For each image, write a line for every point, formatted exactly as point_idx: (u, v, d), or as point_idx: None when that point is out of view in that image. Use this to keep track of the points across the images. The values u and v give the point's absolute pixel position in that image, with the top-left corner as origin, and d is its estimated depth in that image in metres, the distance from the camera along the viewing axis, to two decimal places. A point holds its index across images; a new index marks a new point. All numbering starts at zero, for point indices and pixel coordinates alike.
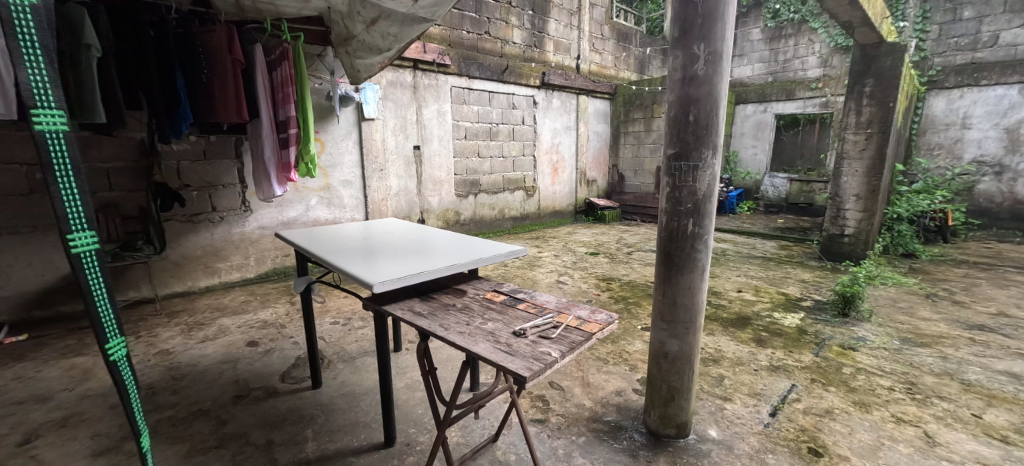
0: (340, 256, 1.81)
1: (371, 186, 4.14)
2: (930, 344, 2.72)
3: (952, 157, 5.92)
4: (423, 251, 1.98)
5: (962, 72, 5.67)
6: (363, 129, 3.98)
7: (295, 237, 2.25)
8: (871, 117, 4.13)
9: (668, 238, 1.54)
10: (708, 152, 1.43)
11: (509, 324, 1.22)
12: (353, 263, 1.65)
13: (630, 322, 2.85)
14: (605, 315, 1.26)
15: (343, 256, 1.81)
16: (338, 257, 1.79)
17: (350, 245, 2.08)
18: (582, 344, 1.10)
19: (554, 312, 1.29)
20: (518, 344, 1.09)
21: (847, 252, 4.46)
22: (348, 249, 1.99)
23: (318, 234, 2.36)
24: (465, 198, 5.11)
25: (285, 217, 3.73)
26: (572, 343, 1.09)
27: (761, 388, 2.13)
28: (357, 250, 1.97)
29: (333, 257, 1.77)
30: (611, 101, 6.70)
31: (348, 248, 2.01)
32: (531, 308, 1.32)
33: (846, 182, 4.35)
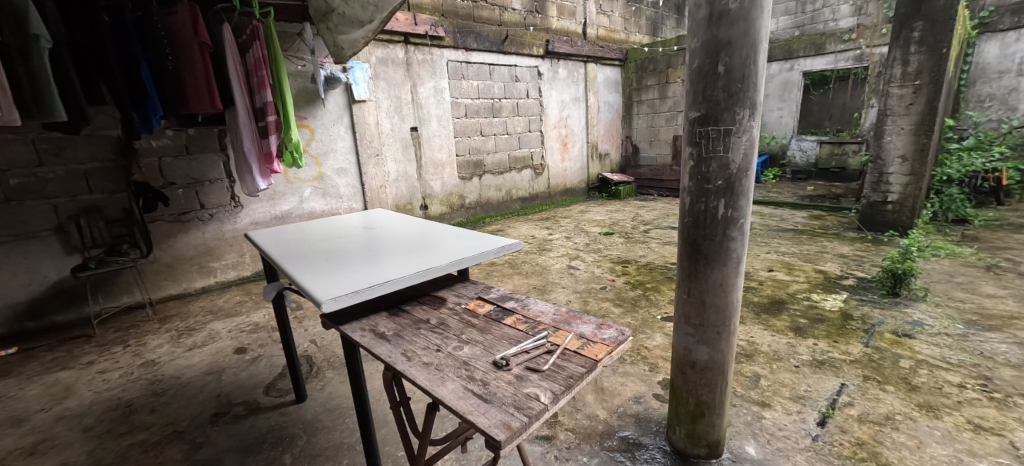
0: (303, 263, 1.55)
1: (367, 173, 3.88)
2: (1000, 327, 2.37)
3: (1007, 108, 5.30)
4: (403, 250, 1.71)
5: (1020, 12, 5.03)
6: (354, 112, 3.69)
7: (267, 240, 2.01)
8: (921, 66, 3.63)
9: (693, 225, 1.25)
10: (745, 111, 1.11)
11: (492, 348, 0.95)
12: (313, 273, 1.40)
13: (649, 311, 2.55)
14: (614, 331, 0.98)
15: (307, 263, 1.55)
16: (301, 264, 1.53)
17: (323, 247, 1.83)
18: (581, 378, 0.83)
19: (550, 327, 1.02)
20: (498, 381, 0.83)
21: (891, 221, 4.04)
22: (319, 252, 1.73)
23: (293, 235, 2.12)
24: (469, 180, 4.83)
25: (278, 212, 3.47)
26: (569, 378, 0.83)
27: (804, 390, 1.84)
28: (328, 253, 1.72)
29: (295, 265, 1.52)
30: (622, 68, 6.24)
31: (319, 251, 1.75)
32: (521, 322, 1.05)
33: (890, 142, 3.89)
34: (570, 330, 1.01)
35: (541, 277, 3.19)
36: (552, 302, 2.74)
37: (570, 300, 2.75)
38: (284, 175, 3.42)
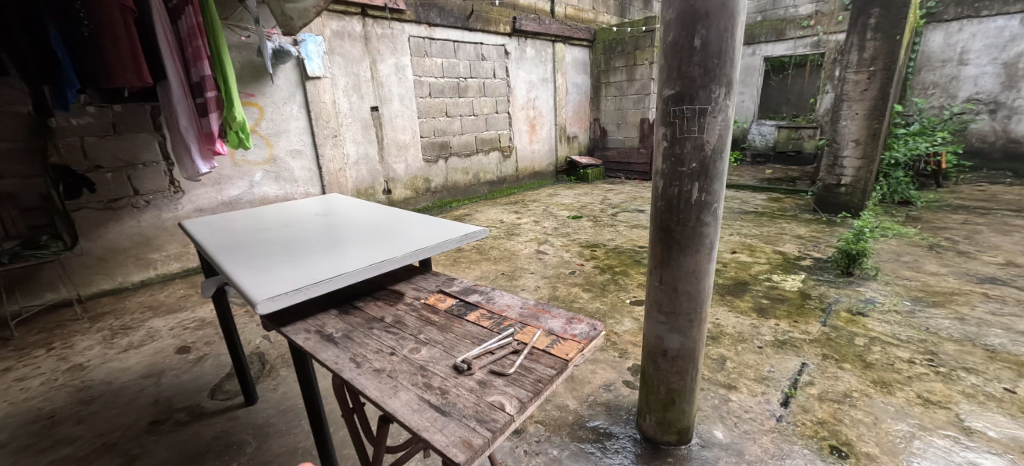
0: (242, 257, 1.40)
1: (325, 155, 3.65)
2: (943, 303, 2.50)
3: (947, 96, 5.59)
4: (356, 239, 1.59)
5: (963, 3, 5.28)
6: (308, 89, 3.45)
7: (203, 231, 1.81)
8: (876, 53, 3.74)
9: (666, 209, 1.19)
10: (721, 90, 1.05)
11: (454, 349, 0.86)
12: (251, 268, 1.25)
13: (617, 296, 2.53)
14: (585, 326, 0.92)
15: (247, 256, 1.40)
16: (239, 258, 1.38)
17: (268, 237, 1.67)
18: (550, 383, 0.76)
19: (517, 323, 0.94)
20: (458, 389, 0.75)
21: (844, 203, 4.21)
22: (262, 243, 1.57)
23: (234, 224, 1.92)
24: (434, 163, 4.66)
25: (225, 197, 3.20)
26: (536, 384, 0.76)
27: (768, 371, 1.87)
28: (272, 244, 1.56)
29: (230, 260, 1.36)
30: (590, 49, 6.16)
31: (261, 242, 1.59)
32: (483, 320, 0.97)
33: (846, 126, 4.01)
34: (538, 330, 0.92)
35: (509, 263, 3.11)
36: (521, 288, 2.68)
37: (539, 286, 2.70)
38: (231, 156, 3.15)
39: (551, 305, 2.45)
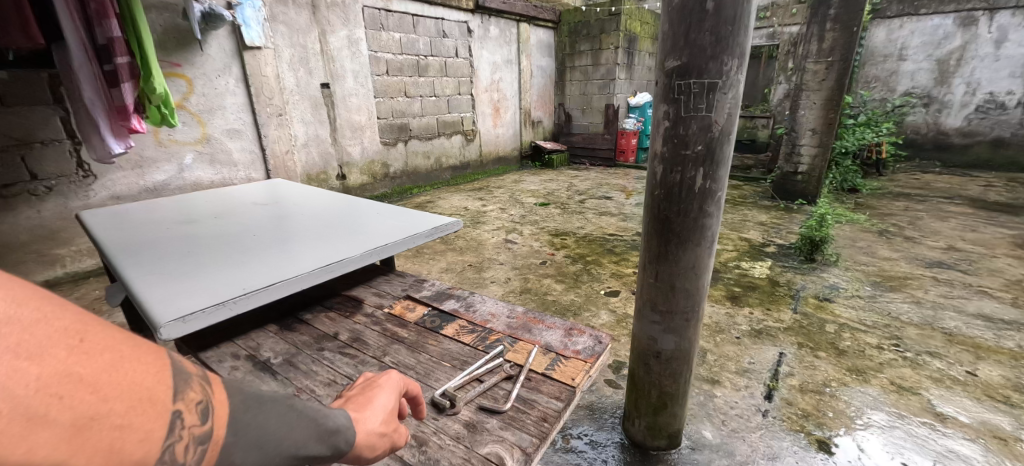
0: (147, 255, 1.21)
1: (268, 135, 3.30)
2: (899, 288, 2.58)
3: (887, 89, 5.87)
4: (287, 230, 1.42)
5: (904, 1, 5.53)
6: (246, 60, 3.07)
7: (103, 223, 1.55)
8: (834, 44, 3.79)
9: (665, 198, 1.07)
10: (733, 61, 0.92)
11: (429, 374, 0.98)
12: (156, 272, 1.09)
13: (592, 286, 2.43)
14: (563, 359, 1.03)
15: (153, 254, 1.21)
16: (142, 256, 1.20)
17: (183, 229, 1.46)
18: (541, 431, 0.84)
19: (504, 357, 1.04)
20: (455, 440, 0.81)
21: (800, 190, 4.33)
22: (174, 237, 1.37)
23: (144, 214, 1.67)
24: (393, 146, 4.37)
25: (149, 183, 2.80)
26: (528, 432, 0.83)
27: (748, 362, 1.83)
28: (187, 238, 1.36)
29: (131, 260, 1.17)
30: (555, 31, 5.98)
31: (174, 235, 1.39)
32: (474, 334, 1.12)
33: (804, 115, 4.09)
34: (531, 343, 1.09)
35: (476, 253, 2.93)
36: (490, 280, 2.52)
37: (510, 278, 2.55)
38: (154, 134, 2.74)
39: (524, 297, 2.31)
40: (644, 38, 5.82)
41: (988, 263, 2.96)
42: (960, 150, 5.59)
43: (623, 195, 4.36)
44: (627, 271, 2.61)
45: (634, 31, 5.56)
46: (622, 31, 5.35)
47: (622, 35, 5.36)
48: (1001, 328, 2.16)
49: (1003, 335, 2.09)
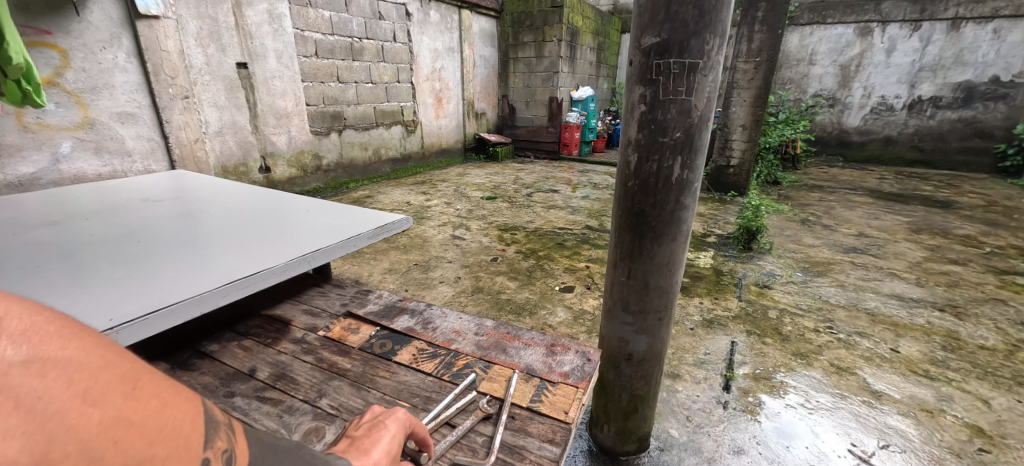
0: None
1: (172, 120, 2.85)
2: (825, 273, 2.76)
3: (801, 90, 6.39)
4: (178, 234, 1.19)
5: (814, 10, 6.02)
6: (140, 31, 2.61)
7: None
8: (761, 45, 3.97)
9: (639, 189, 0.98)
10: (715, 40, 0.85)
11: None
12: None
13: (546, 282, 2.35)
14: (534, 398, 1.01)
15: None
16: None
17: (36, 233, 1.17)
18: None
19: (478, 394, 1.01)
20: None
21: (732, 182, 4.57)
22: (22, 243, 1.10)
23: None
24: (326, 135, 4.01)
25: (14, 176, 2.29)
26: None
27: (704, 353, 1.84)
28: (40, 245, 1.10)
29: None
30: (497, 21, 5.83)
31: (22, 242, 1.11)
32: (444, 358, 1.12)
33: (735, 112, 4.28)
34: (511, 368, 1.09)
35: (422, 251, 2.74)
36: (438, 280, 2.35)
37: (460, 277, 2.40)
38: (16, 117, 2.24)
39: (476, 297, 2.18)
40: (585, 32, 5.85)
41: (892, 247, 3.28)
42: (858, 146, 6.22)
43: (569, 188, 4.35)
44: (580, 265, 2.56)
45: (575, 25, 5.57)
46: (564, 24, 5.33)
47: (564, 28, 5.34)
48: (912, 306, 2.38)
49: (915, 313, 2.30)
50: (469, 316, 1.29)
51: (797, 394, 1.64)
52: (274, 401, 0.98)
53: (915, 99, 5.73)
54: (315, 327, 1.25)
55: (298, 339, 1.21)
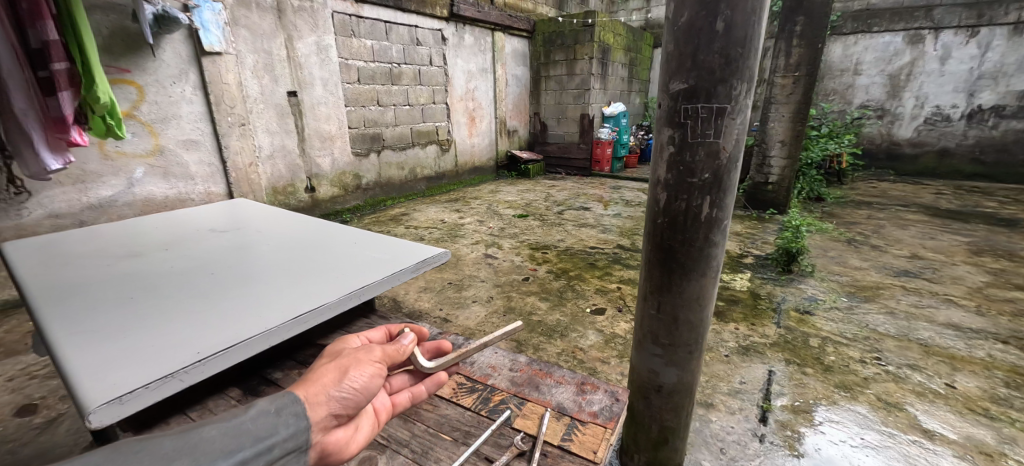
0: (80, 307, 1.09)
1: (230, 147, 3.09)
2: (873, 298, 2.63)
3: (845, 102, 6.14)
4: (239, 267, 1.31)
5: (858, 18, 5.79)
6: (204, 66, 2.87)
7: (29, 260, 1.39)
8: (800, 59, 3.86)
9: (669, 226, 1.01)
10: (743, 85, 0.88)
11: (426, 453, 1.01)
12: (92, 331, 0.98)
13: (576, 304, 2.36)
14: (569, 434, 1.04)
15: (87, 305, 1.10)
16: (75, 309, 1.07)
17: (122, 268, 1.33)
18: None
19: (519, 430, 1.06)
20: None
21: (772, 200, 4.39)
22: (112, 278, 1.25)
23: (80, 245, 1.52)
24: (366, 157, 4.21)
25: (94, 199, 2.54)
26: None
27: (739, 382, 1.82)
28: (128, 280, 1.24)
29: (60, 315, 1.05)
30: (529, 40, 5.96)
31: (112, 277, 1.26)
32: (482, 392, 1.18)
33: (773, 127, 4.13)
34: (544, 405, 1.13)
35: (456, 270, 2.82)
36: (471, 300, 2.42)
37: (492, 296, 2.45)
38: (98, 146, 2.50)
39: (508, 318, 2.22)
40: (617, 49, 5.87)
41: (949, 271, 3.08)
42: (910, 160, 5.90)
43: (600, 206, 4.35)
44: (611, 286, 2.56)
45: (607, 42, 5.60)
46: (596, 42, 5.37)
47: (596, 46, 5.39)
48: (970, 337, 2.23)
49: (975, 345, 2.15)
50: (504, 350, 1.34)
51: (841, 429, 1.59)
52: None
53: (973, 109, 5.39)
54: None
55: None
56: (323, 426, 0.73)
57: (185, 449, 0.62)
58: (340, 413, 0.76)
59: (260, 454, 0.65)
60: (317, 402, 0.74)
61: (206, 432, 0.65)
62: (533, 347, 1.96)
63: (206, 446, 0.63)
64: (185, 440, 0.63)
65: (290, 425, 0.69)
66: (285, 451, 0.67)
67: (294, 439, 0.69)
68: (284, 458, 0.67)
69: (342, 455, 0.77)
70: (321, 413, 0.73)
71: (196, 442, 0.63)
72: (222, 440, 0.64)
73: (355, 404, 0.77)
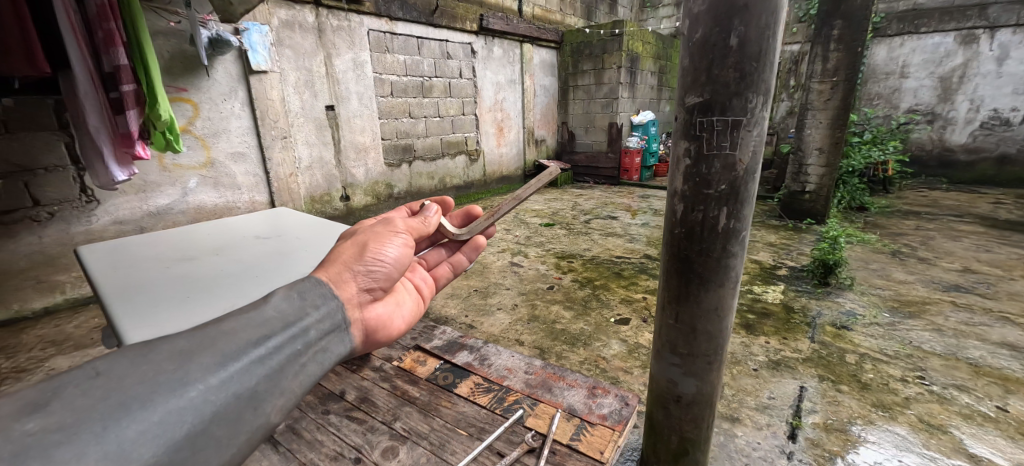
0: (145, 303, 1.21)
1: (273, 158, 3.27)
2: (919, 314, 2.49)
3: (891, 106, 5.85)
4: (281, 270, 1.41)
5: (904, 19, 5.52)
6: (252, 84, 3.06)
7: (99, 262, 1.55)
8: (839, 64, 3.65)
9: (686, 237, 1.02)
10: (759, 98, 0.89)
11: (444, 445, 1.09)
12: (155, 324, 1.09)
13: (601, 313, 2.36)
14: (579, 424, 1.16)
15: (151, 302, 1.22)
16: (140, 305, 1.19)
17: (181, 269, 1.46)
18: None
19: (531, 421, 1.17)
20: None
21: (809, 209, 4.16)
22: (170, 279, 1.37)
23: (142, 249, 1.67)
24: (397, 167, 4.35)
25: (152, 207, 2.76)
26: None
27: (768, 398, 1.77)
28: (186, 280, 1.36)
29: (129, 309, 1.17)
30: (557, 51, 6.02)
31: (172, 278, 1.38)
32: (497, 392, 1.27)
33: (809, 134, 3.95)
34: (555, 407, 1.22)
35: (482, 277, 2.88)
36: (496, 307, 2.45)
37: (517, 304, 2.48)
38: (157, 160, 2.71)
39: (532, 326, 2.24)
40: (646, 57, 5.84)
41: (1006, 286, 2.88)
42: (965, 167, 5.53)
43: (628, 214, 4.32)
44: (637, 296, 2.54)
45: (636, 51, 5.58)
46: (625, 51, 5.35)
47: (624, 55, 5.37)
48: None
49: None
50: (520, 355, 1.45)
51: (877, 450, 1.52)
52: (359, 420, 1.17)
53: None
54: (390, 357, 1.44)
55: (378, 367, 1.39)
56: (357, 301, 0.84)
57: (209, 341, 0.64)
58: (371, 288, 0.87)
59: (293, 337, 0.70)
60: (342, 282, 0.83)
61: (225, 325, 0.67)
62: (556, 355, 1.97)
63: (230, 336, 0.65)
64: (205, 335, 0.64)
65: (320, 305, 0.76)
66: (321, 330, 0.74)
67: (327, 319, 0.76)
68: (322, 337, 0.75)
69: (386, 322, 0.90)
70: (351, 289, 0.83)
71: (216, 336, 0.65)
72: (247, 330, 0.67)
73: (382, 277, 0.88)
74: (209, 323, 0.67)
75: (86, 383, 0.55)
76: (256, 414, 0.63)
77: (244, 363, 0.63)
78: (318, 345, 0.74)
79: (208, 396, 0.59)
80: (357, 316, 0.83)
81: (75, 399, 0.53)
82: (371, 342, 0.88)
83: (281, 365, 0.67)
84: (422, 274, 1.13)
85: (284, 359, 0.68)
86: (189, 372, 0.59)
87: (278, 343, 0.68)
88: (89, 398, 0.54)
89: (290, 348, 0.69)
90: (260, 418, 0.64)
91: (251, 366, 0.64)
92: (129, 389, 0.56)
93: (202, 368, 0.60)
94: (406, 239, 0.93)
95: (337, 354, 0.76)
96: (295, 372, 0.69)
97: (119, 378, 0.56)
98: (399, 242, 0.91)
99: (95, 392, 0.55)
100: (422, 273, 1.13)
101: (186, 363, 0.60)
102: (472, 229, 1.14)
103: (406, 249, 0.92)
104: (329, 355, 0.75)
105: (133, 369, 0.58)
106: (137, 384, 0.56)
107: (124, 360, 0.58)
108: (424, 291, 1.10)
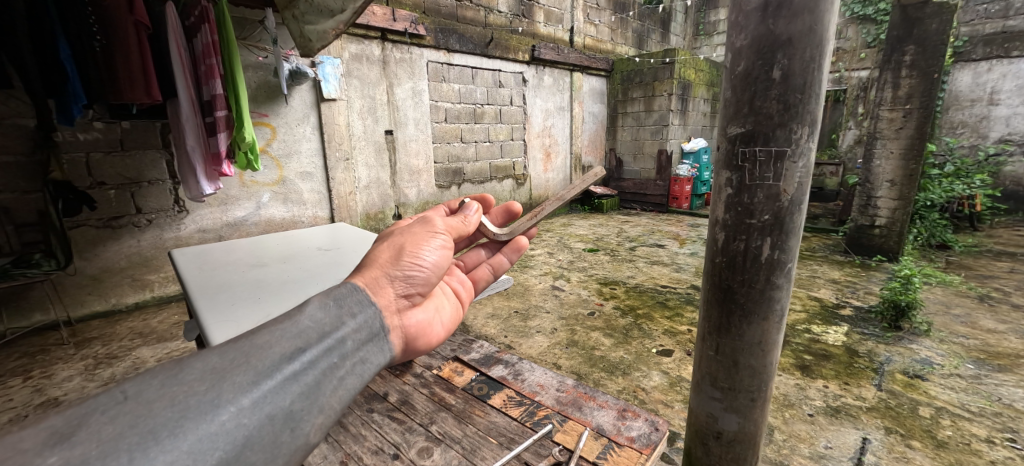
0: (223, 300, 1.36)
1: (335, 178, 3.53)
2: (1011, 368, 2.21)
3: (978, 136, 5.33)
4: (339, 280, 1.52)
5: (991, 43, 5.10)
6: (323, 111, 3.35)
7: (188, 263, 1.75)
8: (911, 91, 3.39)
9: (728, 266, 1.01)
10: (804, 129, 0.88)
11: (475, 451, 1.11)
12: (232, 321, 1.22)
13: (641, 343, 2.30)
14: (609, 444, 1.15)
15: (229, 300, 1.36)
16: (219, 302, 1.34)
17: (256, 273, 1.62)
18: None
19: (559, 440, 1.16)
20: None
21: (878, 245, 3.82)
22: (243, 283, 1.52)
23: (223, 255, 1.87)
24: (447, 189, 4.54)
25: (230, 218, 3.06)
26: None
27: (824, 447, 1.65)
28: (258, 284, 1.51)
29: (210, 304, 1.32)
30: (607, 79, 6.11)
31: (248, 281, 1.54)
32: (529, 407, 1.29)
33: (879, 165, 3.65)
34: (584, 425, 1.22)
35: (523, 299, 2.91)
36: (536, 330, 2.46)
37: (556, 328, 2.48)
38: (239, 177, 3.03)
39: (570, 350, 2.23)
40: (698, 85, 5.76)
41: None
42: None
43: (675, 243, 4.23)
44: (682, 328, 2.45)
45: (688, 79, 5.52)
46: (676, 78, 5.30)
47: (675, 82, 5.32)
48: None
49: None
50: (552, 372, 1.47)
51: None
52: (399, 420, 1.23)
53: None
54: (430, 365, 1.51)
55: (419, 373, 1.46)
56: (395, 307, 0.79)
57: (241, 358, 0.59)
58: (409, 294, 0.83)
59: (328, 349, 0.64)
60: (379, 287, 0.78)
61: (258, 338, 0.61)
62: (593, 382, 1.95)
63: (264, 351, 0.60)
64: (238, 350, 0.59)
65: (357, 314, 0.71)
66: (358, 341, 0.69)
67: (364, 328, 0.70)
68: (359, 347, 0.69)
69: (425, 329, 0.85)
70: (388, 295, 0.79)
71: (249, 351, 0.59)
72: (282, 343, 0.61)
73: (420, 282, 0.84)
74: (242, 336, 0.62)
75: (113, 408, 0.50)
76: (294, 436, 0.58)
77: (277, 381, 0.58)
78: (356, 355, 0.68)
79: (240, 419, 0.54)
80: (397, 323, 0.78)
81: (102, 428, 0.48)
82: (410, 350, 0.83)
83: (318, 379, 0.61)
84: (460, 278, 1.12)
85: (320, 374, 0.62)
86: (220, 393, 0.54)
87: (313, 357, 0.62)
88: (117, 425, 0.49)
89: (327, 360, 0.63)
90: (299, 439, 0.58)
91: (284, 384, 0.58)
92: (158, 415, 0.50)
93: (234, 388, 0.55)
94: (444, 241, 0.90)
95: (376, 363, 0.70)
96: (333, 387, 0.63)
97: (143, 403, 0.51)
98: (437, 244, 0.88)
99: (123, 418, 0.49)
100: (460, 277, 1.13)
101: (217, 384, 0.55)
102: (513, 230, 1.16)
103: (444, 251, 0.88)
104: (369, 365, 0.69)
105: (163, 393, 0.53)
106: (166, 409, 0.51)
107: (154, 382, 0.53)
108: (463, 295, 1.09)
